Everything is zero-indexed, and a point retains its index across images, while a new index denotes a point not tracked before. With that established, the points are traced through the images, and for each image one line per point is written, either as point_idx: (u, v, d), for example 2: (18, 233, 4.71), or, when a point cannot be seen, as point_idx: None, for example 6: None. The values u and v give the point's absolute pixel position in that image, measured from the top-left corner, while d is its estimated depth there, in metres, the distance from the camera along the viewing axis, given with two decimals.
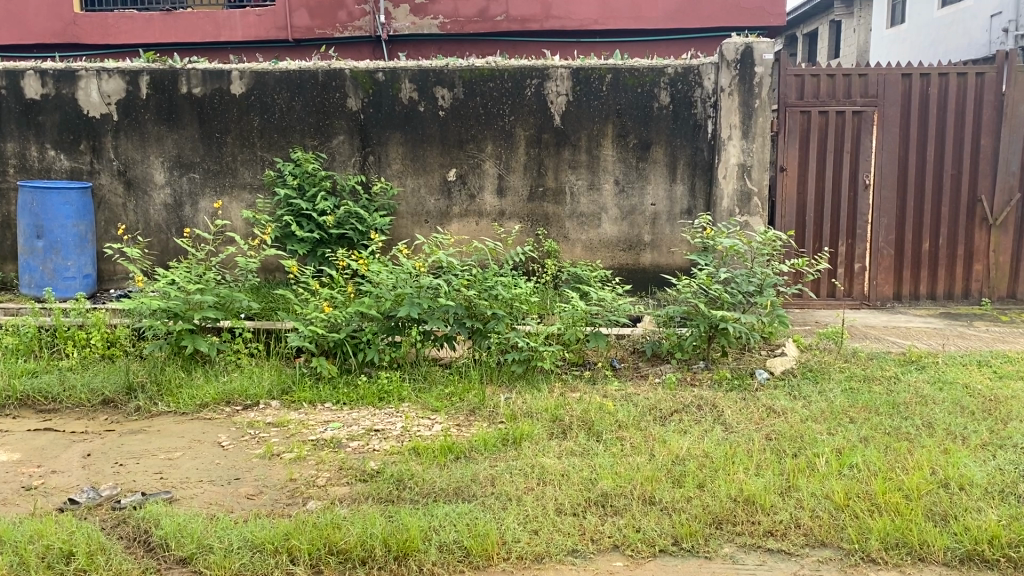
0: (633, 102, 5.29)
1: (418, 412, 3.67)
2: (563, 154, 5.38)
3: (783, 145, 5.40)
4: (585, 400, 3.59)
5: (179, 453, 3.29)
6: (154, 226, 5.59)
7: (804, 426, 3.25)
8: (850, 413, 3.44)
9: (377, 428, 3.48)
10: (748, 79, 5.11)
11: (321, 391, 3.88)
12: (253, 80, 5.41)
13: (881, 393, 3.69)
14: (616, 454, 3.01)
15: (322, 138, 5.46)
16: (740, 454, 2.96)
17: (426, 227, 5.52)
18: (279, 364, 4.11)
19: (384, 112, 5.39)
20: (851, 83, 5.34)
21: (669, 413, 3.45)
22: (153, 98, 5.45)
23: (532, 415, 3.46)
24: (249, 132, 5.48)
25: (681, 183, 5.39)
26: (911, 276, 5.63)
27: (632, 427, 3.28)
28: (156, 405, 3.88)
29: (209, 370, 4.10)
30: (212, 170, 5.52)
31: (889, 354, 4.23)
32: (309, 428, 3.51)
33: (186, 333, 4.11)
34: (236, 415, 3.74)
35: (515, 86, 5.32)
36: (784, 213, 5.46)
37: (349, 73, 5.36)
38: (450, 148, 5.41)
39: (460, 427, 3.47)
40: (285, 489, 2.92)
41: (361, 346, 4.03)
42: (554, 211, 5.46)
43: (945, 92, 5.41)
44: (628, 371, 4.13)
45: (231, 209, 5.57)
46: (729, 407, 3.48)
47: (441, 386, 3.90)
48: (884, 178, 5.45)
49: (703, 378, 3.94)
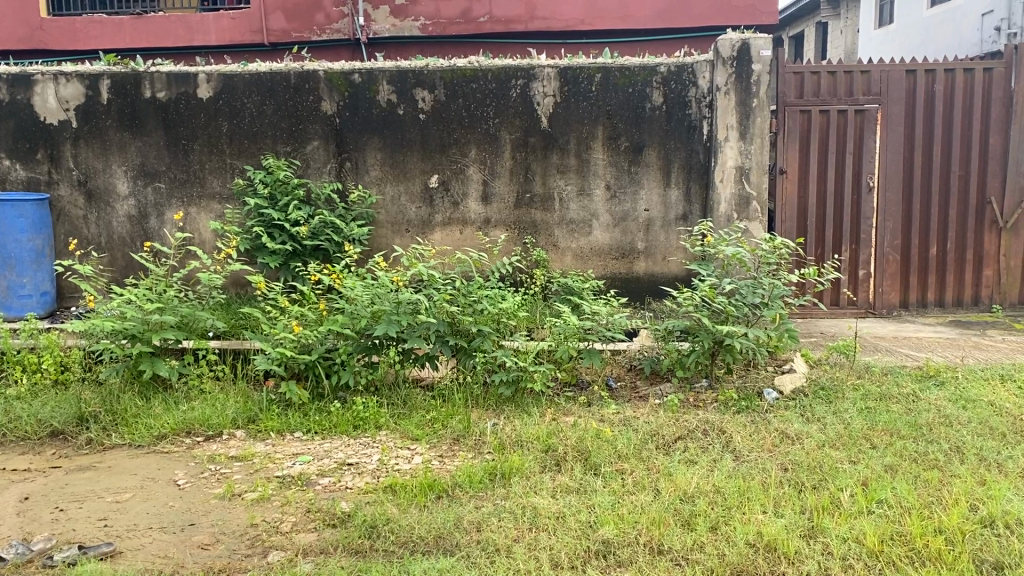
0: (625, 102, 4.99)
1: (397, 441, 3.34)
2: (552, 158, 5.07)
3: (784, 146, 5.12)
4: (580, 426, 3.27)
5: (129, 495, 2.94)
6: (117, 239, 5.24)
7: (822, 454, 2.95)
8: (870, 438, 3.13)
9: (351, 462, 3.15)
10: (745, 78, 4.84)
11: (290, 419, 3.54)
12: (221, 82, 5.08)
13: (901, 413, 3.39)
14: (617, 491, 2.70)
15: (295, 144, 5.14)
16: (755, 490, 2.66)
17: (407, 237, 5.20)
18: (245, 388, 3.77)
19: (361, 115, 5.07)
20: (853, 80, 5.06)
21: (673, 440, 3.14)
22: (114, 103, 5.11)
23: (522, 444, 3.14)
24: (217, 138, 5.14)
25: (676, 187, 5.09)
26: (919, 283, 5.35)
27: (633, 457, 2.97)
28: (110, 437, 3.53)
29: (170, 397, 3.76)
30: (178, 179, 5.19)
31: (905, 368, 3.94)
32: (276, 463, 3.18)
33: (144, 356, 3.77)
34: (197, 447, 3.41)
35: (499, 87, 5.00)
36: (785, 218, 5.18)
37: (324, 75, 5.04)
38: (431, 153, 5.10)
39: (443, 459, 3.15)
40: (245, 536, 2.59)
41: (335, 369, 3.70)
42: (542, 219, 5.15)
43: (952, 89, 5.15)
44: (625, 390, 3.81)
45: (199, 220, 5.23)
46: (738, 432, 3.18)
47: (422, 412, 3.58)
48: (889, 180, 5.18)
49: (707, 399, 3.62)
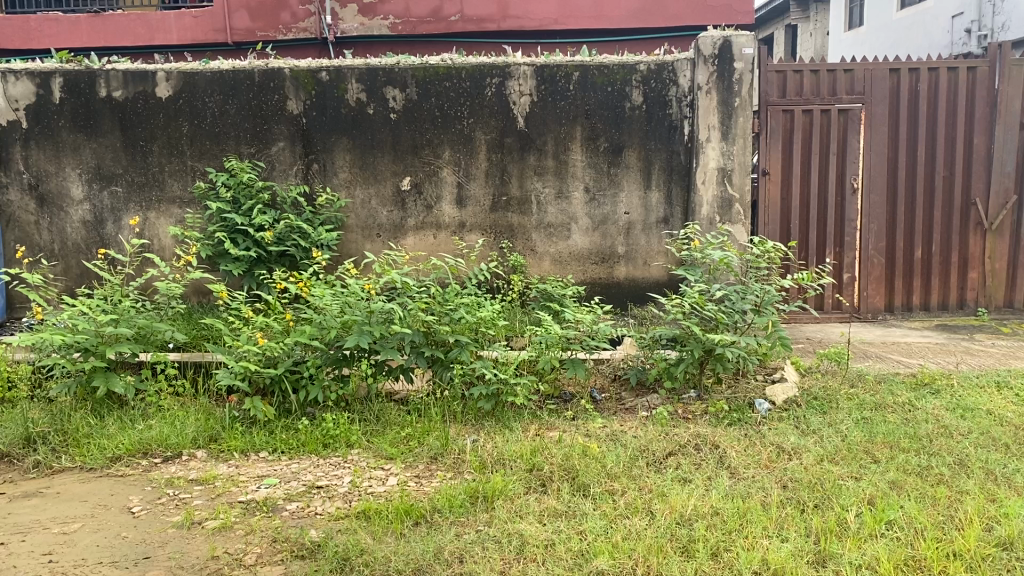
0: (603, 101, 4.81)
1: (370, 461, 3.13)
2: (528, 160, 4.89)
3: (766, 147, 4.98)
4: (565, 442, 3.09)
5: (78, 524, 2.70)
6: (71, 246, 4.97)
7: (822, 470, 2.79)
8: (870, 452, 2.98)
9: (320, 485, 2.94)
10: (727, 76, 4.69)
11: (255, 439, 3.31)
12: (181, 81, 4.83)
13: (899, 424, 3.24)
14: (609, 515, 2.51)
15: (260, 145, 4.90)
16: (755, 510, 2.50)
17: (378, 243, 4.99)
18: (206, 404, 3.54)
19: (328, 115, 4.84)
20: (836, 79, 4.94)
21: (664, 457, 2.96)
22: (67, 103, 4.83)
23: (504, 463, 2.95)
24: (177, 140, 4.89)
25: (657, 190, 4.92)
26: (904, 286, 5.24)
27: (624, 476, 2.79)
28: (60, 459, 3.28)
29: (125, 415, 3.51)
30: (136, 183, 4.93)
31: (898, 376, 3.79)
32: (239, 487, 2.96)
33: (98, 371, 3.54)
34: (154, 470, 3.17)
35: (474, 85, 4.81)
36: (767, 220, 5.05)
37: (289, 73, 4.81)
38: (403, 155, 4.89)
39: (420, 480, 2.95)
40: (204, 571, 2.37)
41: (302, 383, 3.48)
42: (519, 222, 4.96)
43: (936, 88, 5.04)
44: (609, 403, 3.62)
45: (158, 225, 4.98)
46: (733, 447, 3.00)
47: (396, 428, 3.37)
48: (873, 181, 5.06)
49: (697, 410, 3.45)
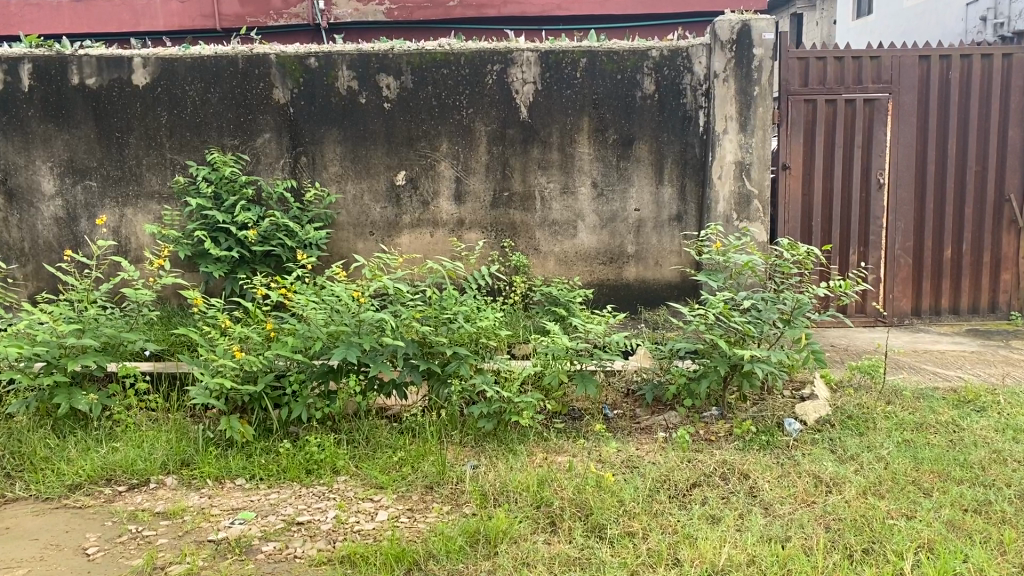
0: (613, 90, 4.47)
1: (359, 491, 2.81)
2: (532, 153, 4.55)
3: (786, 140, 4.66)
4: (576, 470, 2.76)
5: (23, 570, 2.37)
6: (42, 245, 4.63)
7: (867, 506, 2.48)
8: (919, 483, 2.66)
9: (302, 520, 2.61)
10: (746, 63, 4.34)
11: (231, 464, 2.99)
12: (159, 67, 4.48)
13: (946, 449, 2.91)
14: (629, 565, 2.21)
15: (244, 137, 4.56)
16: (798, 560, 2.19)
17: (371, 242, 4.65)
18: (180, 422, 3.22)
19: (317, 104, 4.50)
20: (862, 67, 4.60)
21: (688, 489, 2.65)
22: (36, 91, 4.48)
23: (507, 496, 2.64)
24: (155, 131, 4.55)
25: (670, 185, 4.58)
26: (932, 288, 4.90)
27: (644, 514, 2.47)
28: (14, 486, 2.95)
29: (90, 434, 3.18)
30: (112, 177, 4.58)
31: (938, 391, 3.46)
32: (211, 522, 2.64)
33: (61, 386, 3.21)
34: (118, 500, 2.84)
35: (473, 73, 4.47)
36: (787, 218, 4.72)
37: (275, 59, 4.46)
38: (398, 147, 4.55)
39: (413, 514, 2.63)
40: None
41: (285, 400, 3.16)
42: (522, 220, 4.63)
43: (968, 77, 4.70)
44: (623, 421, 3.29)
45: (135, 222, 4.63)
46: (765, 478, 2.68)
47: (389, 451, 3.04)
48: (900, 176, 4.73)
49: (721, 431, 3.12)
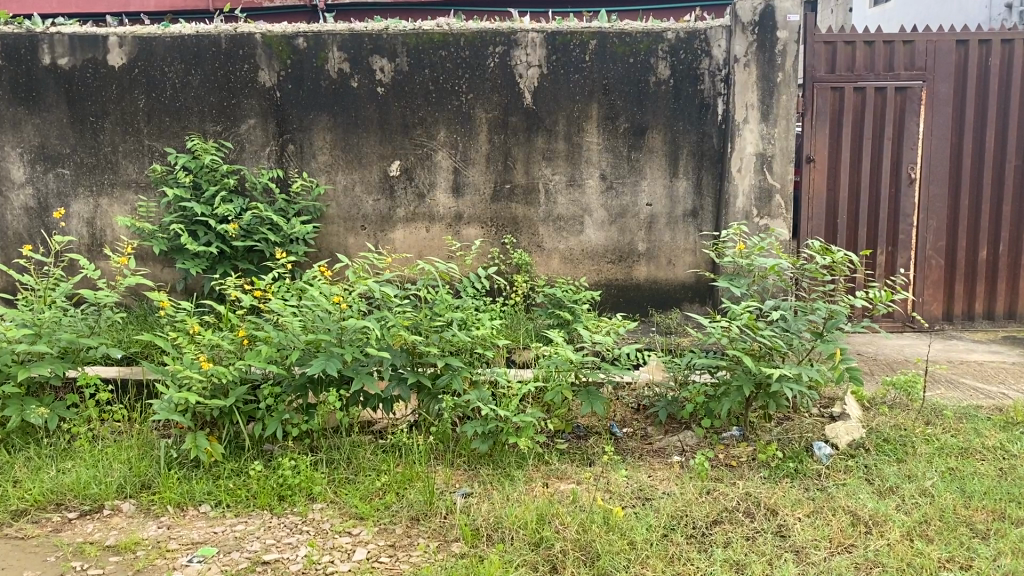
0: (624, 75, 4.13)
1: (335, 523, 2.50)
2: (536, 142, 4.21)
3: (811, 131, 4.32)
4: (581, 503, 2.44)
5: None
6: (12, 237, 4.32)
7: (916, 555, 2.16)
8: (972, 524, 2.33)
9: (267, 560, 2.30)
10: (769, 46, 3.96)
11: (195, 488, 2.67)
12: (136, 46, 4.15)
13: (998, 480, 2.58)
14: None
15: (227, 122, 4.23)
16: None
17: (362, 236, 4.33)
18: (143, 437, 2.90)
19: (306, 88, 4.17)
20: (894, 52, 4.25)
21: (709, 530, 2.32)
22: (6, 71, 4.17)
23: (503, 534, 2.32)
24: (132, 115, 4.22)
25: (685, 178, 4.24)
26: (966, 291, 4.56)
27: (658, 562, 2.15)
28: None
29: (42, 451, 2.87)
30: (86, 164, 4.26)
31: (982, 411, 3.12)
32: (167, 558, 2.33)
33: (12, 397, 2.90)
34: (67, 529, 2.53)
35: (474, 55, 4.13)
36: (811, 215, 4.38)
37: (261, 39, 4.13)
38: (392, 135, 4.22)
39: (395, 553, 2.31)
40: None
41: (258, 415, 2.84)
42: (524, 214, 4.30)
43: (1009, 64, 4.34)
44: (632, 441, 2.98)
45: (111, 214, 4.31)
46: (795, 516, 2.37)
47: (372, 475, 2.72)
48: (933, 171, 4.38)
49: (743, 456, 2.81)
